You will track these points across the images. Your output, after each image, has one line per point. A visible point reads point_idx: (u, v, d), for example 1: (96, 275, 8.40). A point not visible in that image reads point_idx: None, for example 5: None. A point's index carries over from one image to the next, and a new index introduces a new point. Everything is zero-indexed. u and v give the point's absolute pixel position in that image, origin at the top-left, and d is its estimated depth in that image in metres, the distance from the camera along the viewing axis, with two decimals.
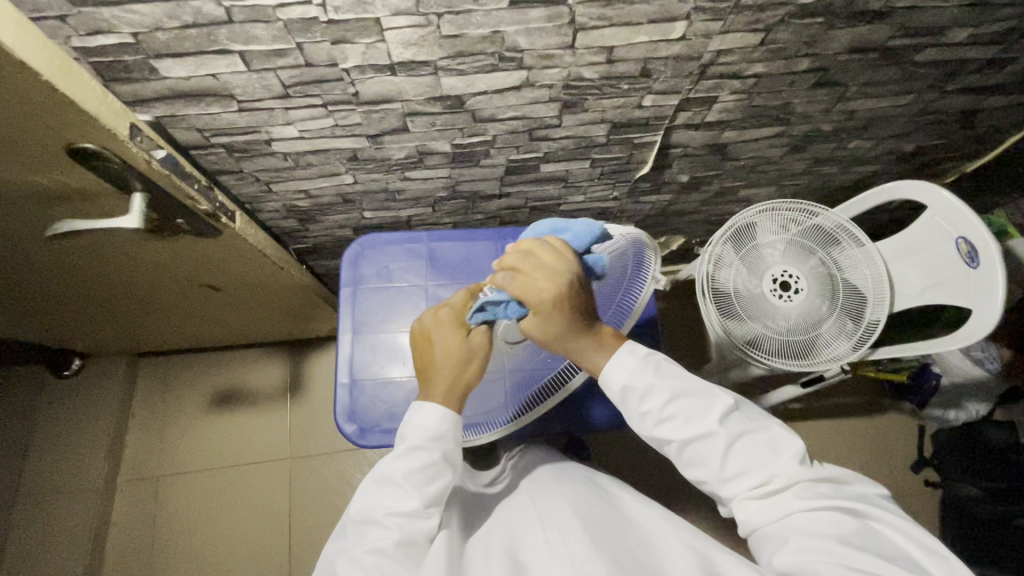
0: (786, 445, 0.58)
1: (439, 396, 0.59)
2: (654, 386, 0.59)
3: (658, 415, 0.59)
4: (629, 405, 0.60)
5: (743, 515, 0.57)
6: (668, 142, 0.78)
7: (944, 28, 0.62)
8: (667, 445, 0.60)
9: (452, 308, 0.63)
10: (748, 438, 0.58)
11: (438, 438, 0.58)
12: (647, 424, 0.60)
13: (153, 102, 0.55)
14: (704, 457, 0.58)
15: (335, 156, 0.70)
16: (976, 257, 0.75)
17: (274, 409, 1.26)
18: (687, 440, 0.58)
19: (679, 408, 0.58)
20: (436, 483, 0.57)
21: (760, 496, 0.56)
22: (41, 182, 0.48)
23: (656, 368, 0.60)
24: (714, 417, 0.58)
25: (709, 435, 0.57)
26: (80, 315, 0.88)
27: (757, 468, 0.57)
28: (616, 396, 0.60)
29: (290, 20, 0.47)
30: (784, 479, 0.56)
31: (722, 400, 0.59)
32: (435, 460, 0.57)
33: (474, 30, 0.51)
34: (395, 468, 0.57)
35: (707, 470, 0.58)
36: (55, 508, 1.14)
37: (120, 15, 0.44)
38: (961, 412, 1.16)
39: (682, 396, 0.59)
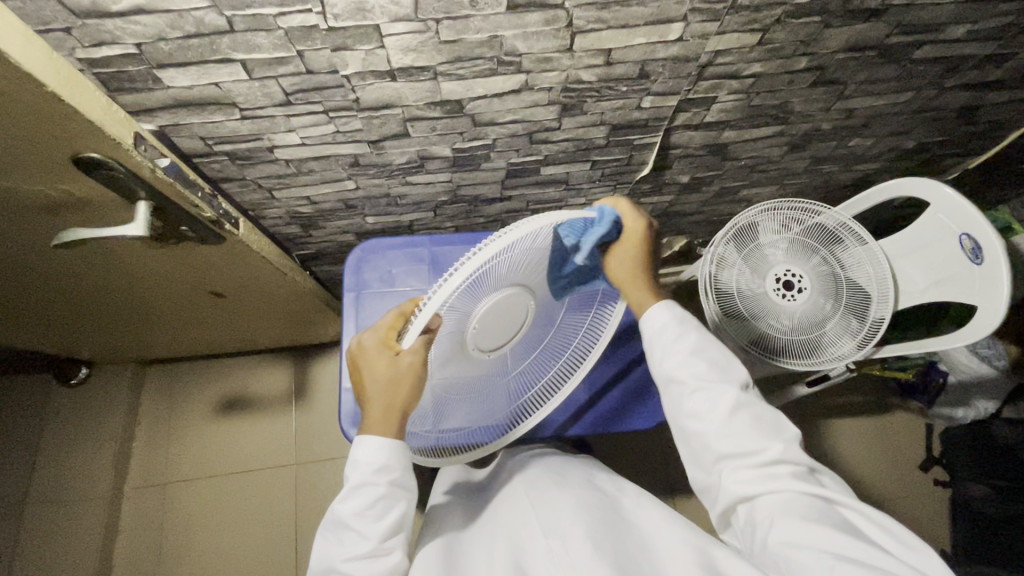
0: (787, 429, 0.59)
1: (377, 426, 0.57)
2: (686, 334, 0.62)
3: (682, 356, 0.61)
4: (658, 341, 0.63)
5: (730, 480, 0.57)
6: (668, 143, 0.79)
7: (941, 25, 0.62)
8: (676, 389, 0.61)
9: (376, 330, 0.58)
10: (754, 411, 0.59)
11: (382, 470, 0.57)
12: (668, 363, 0.61)
13: (157, 111, 0.56)
14: (707, 408, 0.58)
15: (336, 162, 0.70)
16: (980, 253, 0.75)
17: (278, 415, 1.27)
18: (700, 386, 0.59)
19: (702, 358, 0.60)
20: (390, 514, 0.57)
21: (751, 467, 0.56)
22: (48, 192, 0.49)
23: (693, 325, 0.63)
24: (731, 376, 0.59)
25: (721, 389, 0.59)
26: (86, 323, 0.89)
27: (757, 438, 0.57)
28: (646, 334, 0.64)
29: (291, 28, 0.48)
30: (780, 453, 0.56)
31: (743, 370, 0.61)
32: (384, 492, 0.57)
33: (472, 35, 0.51)
34: (344, 511, 0.57)
35: (706, 422, 0.58)
36: (62, 516, 1.14)
37: (123, 26, 0.45)
38: (969, 410, 1.15)
39: (708, 351, 0.61)
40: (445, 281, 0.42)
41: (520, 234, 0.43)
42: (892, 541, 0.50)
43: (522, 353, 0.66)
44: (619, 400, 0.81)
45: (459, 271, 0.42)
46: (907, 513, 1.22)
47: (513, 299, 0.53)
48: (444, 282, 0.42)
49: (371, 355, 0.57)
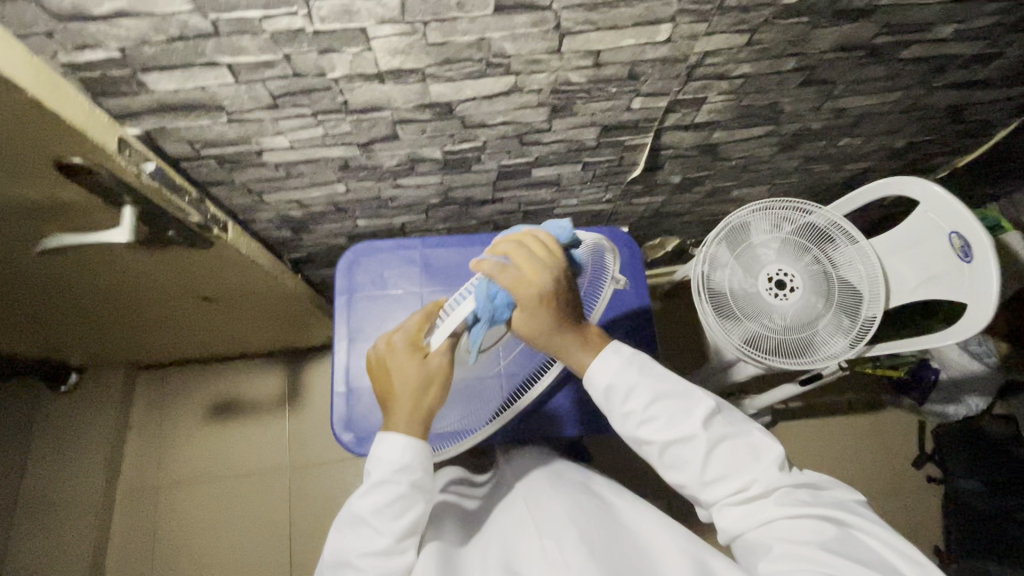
0: (767, 449, 0.58)
1: (402, 424, 0.57)
2: (637, 387, 0.60)
3: (641, 415, 0.59)
4: (613, 403, 0.60)
5: (724, 520, 0.57)
6: (659, 144, 0.79)
7: (928, 25, 0.63)
8: (648, 448, 0.60)
9: (406, 331, 0.61)
10: (729, 443, 0.58)
11: (404, 470, 0.56)
12: (629, 424, 0.60)
13: (142, 114, 0.55)
14: (684, 460, 0.58)
15: (326, 165, 0.70)
16: (970, 251, 0.76)
17: (272, 419, 1.26)
18: (667, 442, 0.58)
19: (662, 408, 0.59)
20: (408, 514, 0.56)
21: (739, 503, 0.56)
22: (31, 197, 0.48)
23: (639, 369, 0.61)
24: (695, 419, 0.58)
25: (689, 438, 0.57)
26: (74, 329, 0.88)
27: (737, 474, 0.57)
28: (597, 398, 0.61)
29: (277, 31, 0.47)
30: (763, 484, 0.56)
31: (705, 403, 0.59)
32: (405, 491, 0.56)
33: (460, 37, 0.51)
34: (362, 506, 0.56)
35: (686, 473, 0.58)
36: (54, 524, 1.13)
37: (106, 29, 0.44)
38: (961, 406, 1.13)
39: (665, 397, 0.59)
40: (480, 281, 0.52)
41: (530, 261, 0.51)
42: (882, 546, 0.51)
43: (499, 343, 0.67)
44: None
45: None
46: (900, 510, 1.23)
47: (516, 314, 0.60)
48: None
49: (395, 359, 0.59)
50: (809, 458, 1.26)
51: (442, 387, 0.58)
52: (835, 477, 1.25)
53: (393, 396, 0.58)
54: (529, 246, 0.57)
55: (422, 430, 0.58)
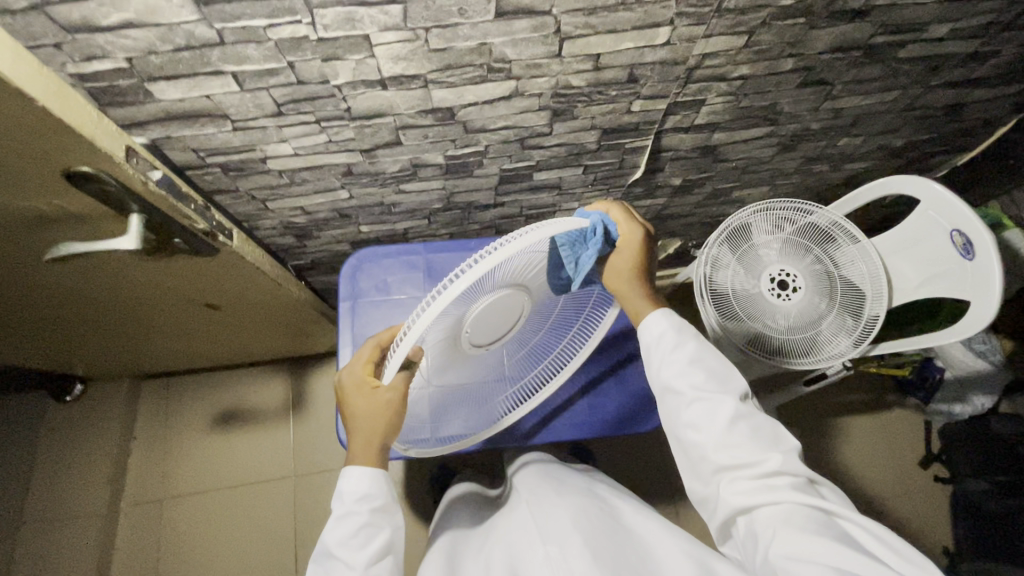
0: (785, 441, 0.58)
1: (359, 458, 0.58)
2: (684, 342, 0.61)
3: (679, 365, 0.60)
4: (655, 350, 0.62)
5: (729, 490, 0.56)
6: (659, 147, 0.79)
7: (924, 24, 0.63)
8: (673, 397, 0.60)
9: (353, 369, 0.60)
10: (754, 423, 0.58)
11: (365, 498, 0.57)
12: (664, 372, 0.60)
13: (149, 124, 0.56)
14: (704, 418, 0.57)
15: (330, 171, 0.71)
16: (971, 249, 0.76)
17: (276, 427, 1.26)
18: (697, 396, 0.58)
19: (699, 367, 0.59)
20: (374, 542, 0.56)
21: (751, 478, 0.55)
22: (38, 207, 0.49)
23: (692, 333, 0.62)
24: (730, 386, 0.59)
25: (718, 399, 0.57)
26: (80, 339, 0.89)
27: (755, 449, 0.56)
28: (645, 343, 0.63)
29: (281, 39, 0.48)
30: (779, 464, 0.55)
31: (740, 380, 0.60)
32: (367, 519, 0.56)
33: (462, 42, 0.52)
34: (329, 540, 0.56)
35: (704, 431, 0.57)
36: (59, 535, 1.13)
37: (113, 40, 0.45)
38: (967, 406, 1.15)
39: (705, 360, 0.60)
40: (425, 309, 0.42)
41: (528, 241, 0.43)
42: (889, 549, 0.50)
43: (510, 352, 0.65)
44: (619, 404, 0.80)
45: (458, 279, 0.41)
46: (909, 510, 1.22)
47: (509, 300, 0.53)
48: (445, 289, 0.41)
49: (355, 392, 0.58)
50: (816, 459, 1.26)
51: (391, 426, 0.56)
52: (841, 478, 1.24)
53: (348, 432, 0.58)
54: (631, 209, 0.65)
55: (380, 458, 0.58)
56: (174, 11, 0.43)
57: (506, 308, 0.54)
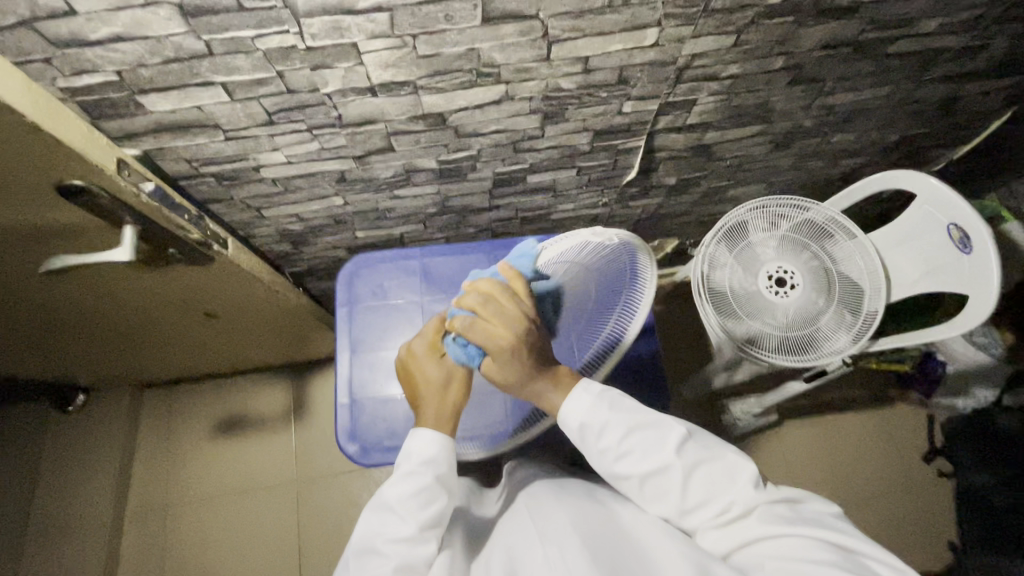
0: (741, 471, 0.59)
1: (430, 420, 0.61)
2: (609, 423, 0.60)
3: (616, 449, 0.59)
4: (587, 441, 0.61)
5: (706, 542, 0.58)
6: (652, 147, 0.79)
7: (913, 19, 0.63)
8: (623, 482, 0.60)
9: (423, 337, 0.67)
10: (704, 468, 0.58)
11: (431, 462, 0.58)
12: (606, 460, 0.60)
13: (141, 135, 0.56)
14: (661, 491, 0.59)
15: (324, 179, 0.71)
16: (968, 242, 0.76)
17: (279, 433, 1.26)
18: (643, 476, 0.58)
19: (634, 443, 0.59)
20: (432, 506, 0.56)
21: (720, 524, 0.57)
22: (31, 219, 0.49)
23: (612, 406, 0.61)
24: (668, 449, 0.58)
25: (663, 470, 0.58)
26: (79, 349, 0.89)
27: (714, 498, 0.58)
28: (572, 437, 0.61)
29: (269, 49, 0.48)
30: (742, 503, 0.57)
31: (675, 431, 0.59)
32: (429, 483, 0.57)
33: (450, 48, 0.52)
34: (391, 493, 0.57)
35: (665, 503, 0.59)
36: (65, 544, 1.14)
37: (102, 54, 0.45)
38: (969, 399, 1.13)
39: (638, 429, 0.59)
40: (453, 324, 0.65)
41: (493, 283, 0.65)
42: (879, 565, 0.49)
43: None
44: None
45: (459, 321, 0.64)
46: (913, 505, 1.22)
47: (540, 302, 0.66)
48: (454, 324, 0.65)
49: (424, 360, 0.65)
50: (818, 456, 1.26)
51: (461, 385, 0.63)
52: (844, 474, 1.24)
53: (421, 395, 0.63)
54: (495, 296, 0.58)
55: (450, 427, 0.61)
56: (163, 24, 0.44)
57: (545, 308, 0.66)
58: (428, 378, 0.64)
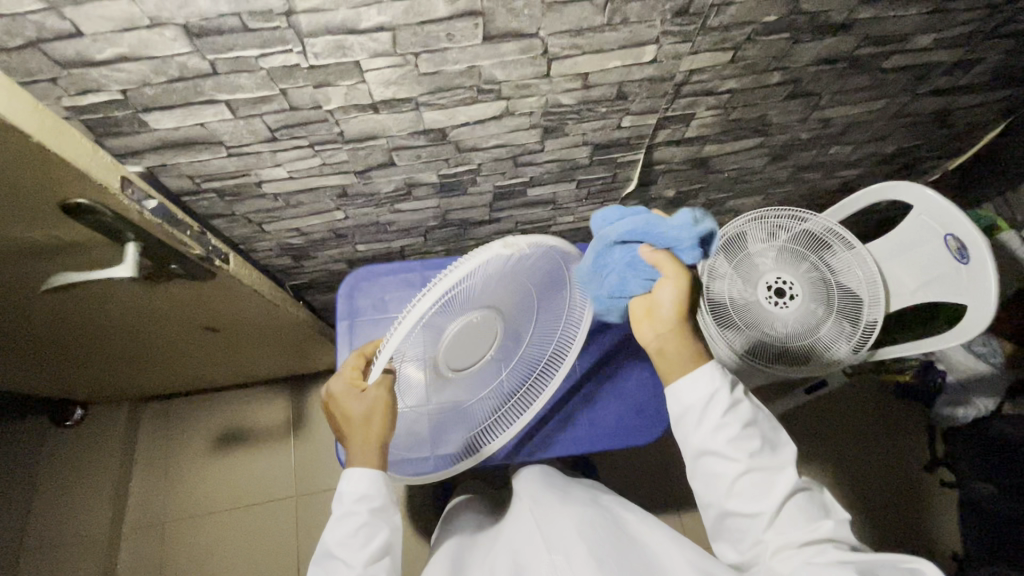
0: (834, 510, 0.56)
1: (359, 459, 0.57)
2: (738, 406, 0.56)
3: (732, 432, 0.55)
4: (707, 414, 0.56)
5: (776, 560, 0.51)
6: (651, 159, 0.80)
7: (907, 35, 0.64)
8: (721, 466, 0.55)
9: (340, 376, 0.59)
10: (804, 493, 0.55)
11: (363, 499, 0.57)
12: (715, 438, 0.55)
13: (144, 152, 0.57)
14: (756, 491, 0.54)
15: (325, 193, 0.71)
16: (966, 253, 0.76)
17: (277, 447, 1.26)
18: (751, 466, 0.54)
19: (753, 435, 0.55)
20: (373, 542, 0.57)
21: (803, 547, 0.51)
22: (34, 237, 0.49)
23: (742, 395, 0.57)
24: (783, 456, 0.55)
25: (771, 471, 0.54)
26: (77, 364, 0.89)
27: (804, 517, 0.53)
28: (686, 405, 0.56)
29: (273, 68, 0.49)
30: (831, 532, 0.52)
31: (790, 446, 0.57)
32: (365, 520, 0.57)
33: (451, 66, 0.52)
34: (330, 539, 0.57)
35: (755, 505, 0.53)
36: (60, 560, 1.12)
37: (107, 73, 0.46)
38: (969, 408, 1.11)
39: (759, 426, 0.56)
40: (396, 327, 0.43)
41: (475, 261, 0.43)
42: None
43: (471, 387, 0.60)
44: (613, 413, 0.80)
45: (395, 331, 0.43)
46: (916, 516, 1.21)
47: (485, 322, 0.53)
48: (409, 311, 0.43)
49: (342, 398, 0.57)
50: (821, 466, 1.25)
51: (385, 419, 0.54)
52: (846, 484, 1.24)
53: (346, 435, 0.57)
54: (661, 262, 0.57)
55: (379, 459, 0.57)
56: (168, 44, 0.44)
57: (492, 328, 0.55)
58: (349, 417, 0.55)
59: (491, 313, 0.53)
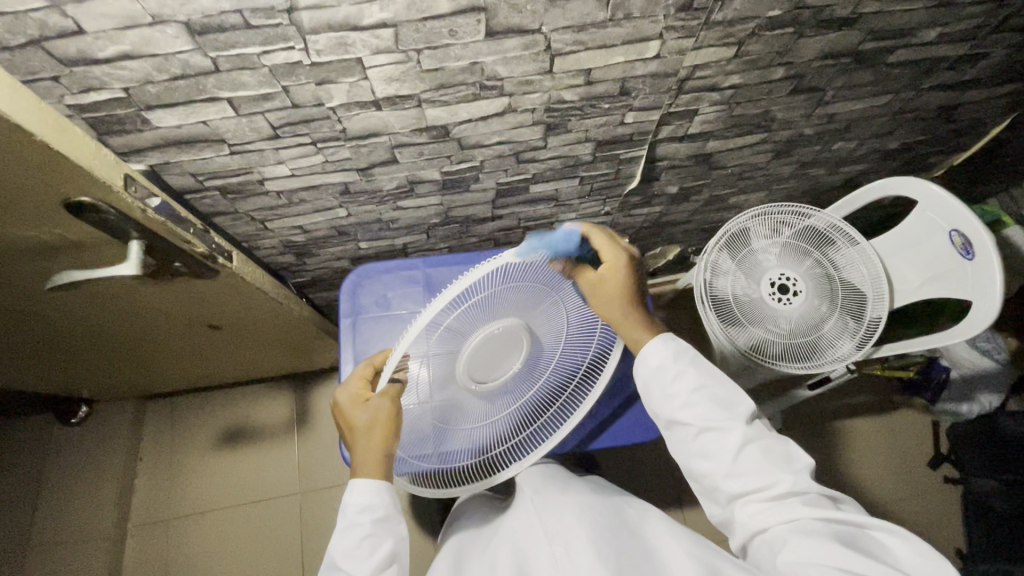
0: (798, 459, 0.59)
1: (362, 471, 0.57)
2: (685, 373, 0.61)
3: (683, 399, 0.60)
4: (657, 386, 0.62)
5: (743, 515, 0.57)
6: (654, 156, 0.80)
7: (912, 29, 0.64)
8: (681, 431, 0.61)
9: (348, 389, 0.60)
10: (763, 444, 0.58)
11: (367, 509, 0.57)
12: (669, 406, 0.61)
13: (147, 151, 0.57)
14: (713, 450, 0.58)
15: (327, 191, 0.71)
16: (971, 249, 0.75)
17: (282, 444, 1.26)
18: (703, 428, 0.59)
19: (704, 399, 0.59)
20: (379, 551, 0.57)
21: (764, 501, 0.56)
22: (38, 236, 0.49)
23: (691, 360, 0.62)
24: (736, 414, 0.59)
25: (727, 430, 0.58)
26: (82, 362, 0.89)
27: (765, 473, 0.57)
28: (642, 376, 0.63)
29: (275, 65, 0.49)
30: (791, 485, 0.56)
31: (746, 403, 0.60)
32: (370, 530, 0.57)
33: (454, 62, 0.52)
34: (336, 550, 0.57)
35: (715, 462, 0.58)
36: (67, 557, 1.13)
37: (109, 71, 0.46)
38: (974, 404, 1.13)
39: (709, 389, 0.60)
40: (411, 325, 0.45)
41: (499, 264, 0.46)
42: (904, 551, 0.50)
43: (495, 402, 0.61)
44: (617, 409, 0.80)
45: (408, 332, 0.45)
46: (919, 511, 1.21)
47: (508, 333, 0.54)
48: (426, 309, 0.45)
49: (349, 410, 0.58)
50: (825, 463, 1.25)
51: (388, 430, 0.55)
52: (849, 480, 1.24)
53: (353, 446, 0.57)
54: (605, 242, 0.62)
55: (386, 469, 0.57)
56: (170, 42, 0.44)
57: (518, 340, 0.55)
58: (354, 427, 0.57)
59: (514, 325, 0.54)
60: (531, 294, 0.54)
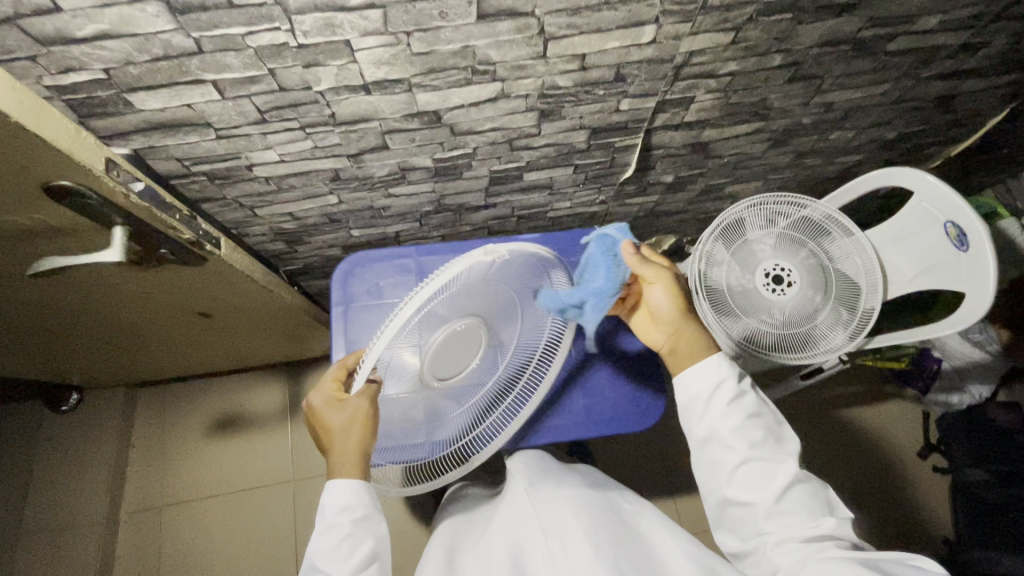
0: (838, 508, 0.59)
1: (338, 470, 0.57)
2: (741, 397, 0.62)
3: (735, 422, 0.60)
4: (710, 403, 0.62)
5: (772, 550, 0.56)
6: (650, 144, 0.79)
7: (912, 16, 0.63)
8: (722, 453, 0.60)
9: (321, 389, 0.60)
10: (810, 487, 0.58)
11: (345, 509, 0.57)
12: (720, 424, 0.61)
13: (129, 134, 0.55)
14: (757, 482, 0.58)
15: (317, 177, 0.70)
16: (965, 240, 0.75)
17: (275, 431, 1.26)
18: (750, 457, 0.59)
19: (758, 427, 0.60)
20: (359, 551, 0.57)
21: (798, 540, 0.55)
22: (17, 222, 0.48)
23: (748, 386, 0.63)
24: (787, 451, 0.60)
25: (775, 464, 0.58)
26: (70, 349, 0.88)
27: (807, 512, 0.57)
28: (695, 392, 0.62)
29: (259, 46, 0.47)
30: (830, 527, 0.56)
31: (795, 441, 0.61)
32: (350, 530, 0.57)
33: (444, 46, 0.51)
34: (317, 551, 0.57)
35: (754, 493, 0.58)
36: (59, 543, 1.13)
37: (88, 52, 0.45)
38: (964, 395, 1.14)
39: (763, 419, 0.61)
40: (382, 333, 0.45)
41: (459, 268, 0.46)
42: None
43: (467, 396, 0.63)
44: (609, 399, 0.80)
45: (380, 340, 0.45)
46: (908, 502, 1.23)
47: (470, 331, 0.56)
48: (397, 314, 0.44)
49: (323, 411, 0.59)
50: (817, 453, 1.25)
51: (365, 430, 0.55)
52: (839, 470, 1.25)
53: (330, 446, 0.57)
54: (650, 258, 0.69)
55: (363, 468, 0.57)
56: (151, 21, 0.43)
57: (479, 339, 0.58)
58: (330, 428, 0.57)
59: (473, 322, 0.55)
60: (491, 292, 0.55)
